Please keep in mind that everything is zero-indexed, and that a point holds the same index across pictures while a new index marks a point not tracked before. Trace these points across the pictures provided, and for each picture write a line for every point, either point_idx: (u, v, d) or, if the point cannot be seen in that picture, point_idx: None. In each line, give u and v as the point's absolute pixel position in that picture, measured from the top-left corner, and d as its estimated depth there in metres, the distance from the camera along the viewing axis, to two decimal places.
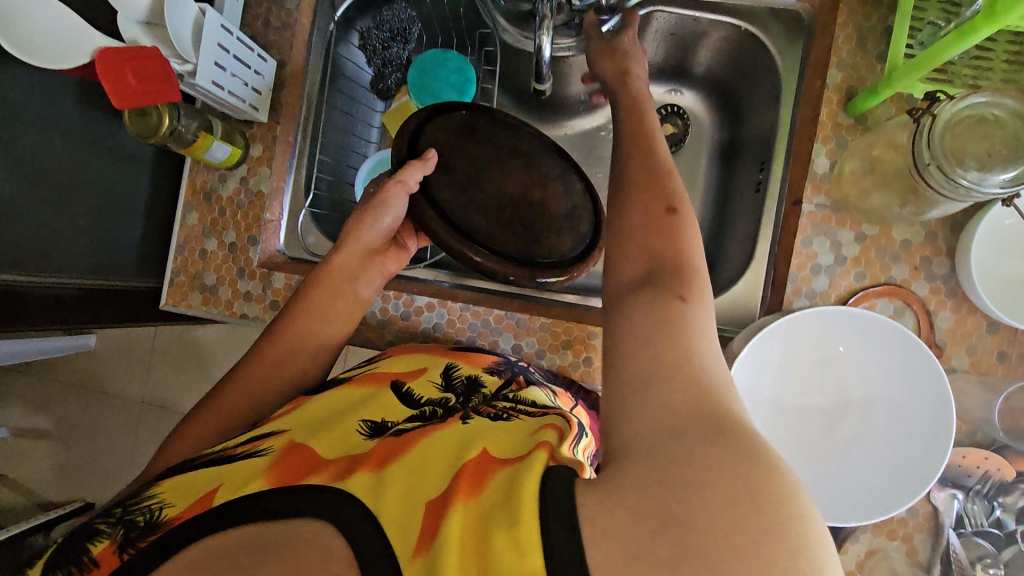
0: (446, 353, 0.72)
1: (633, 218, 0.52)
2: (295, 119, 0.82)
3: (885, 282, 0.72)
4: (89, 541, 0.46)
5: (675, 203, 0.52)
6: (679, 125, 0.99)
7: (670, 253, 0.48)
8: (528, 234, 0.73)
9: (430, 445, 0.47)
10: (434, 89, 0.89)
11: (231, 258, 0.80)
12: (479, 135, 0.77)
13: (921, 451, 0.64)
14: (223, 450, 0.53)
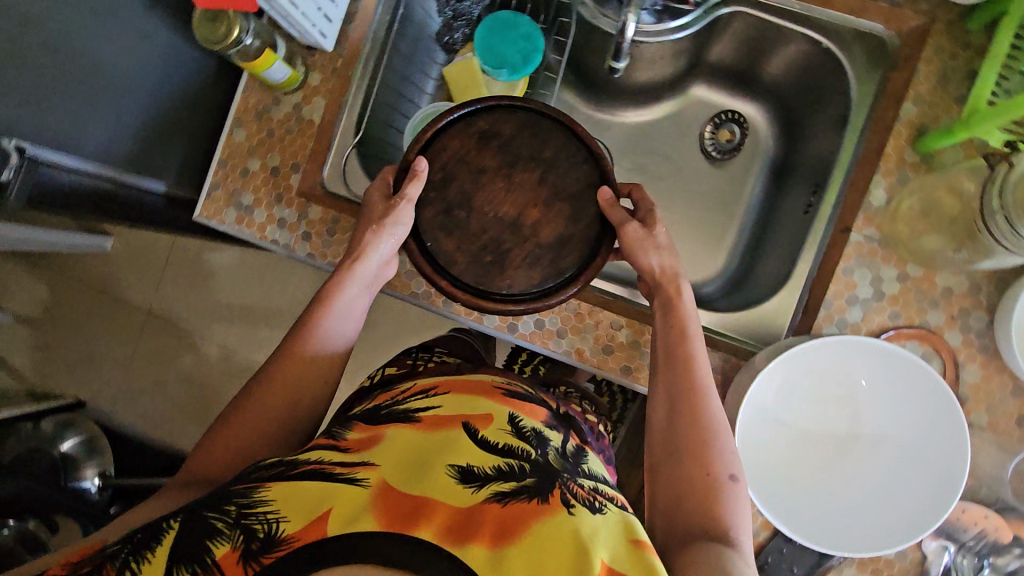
0: (506, 398, 0.67)
1: (688, 467, 0.59)
2: (360, 56, 0.80)
3: (920, 325, 0.71)
4: (208, 540, 0.49)
5: (734, 472, 0.58)
6: (737, 132, 0.98)
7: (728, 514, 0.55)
8: (494, 262, 0.69)
9: (550, 531, 0.49)
10: (499, 51, 0.87)
11: (271, 182, 0.80)
12: (501, 141, 0.71)
13: (922, 492, 0.65)
14: (319, 465, 0.55)
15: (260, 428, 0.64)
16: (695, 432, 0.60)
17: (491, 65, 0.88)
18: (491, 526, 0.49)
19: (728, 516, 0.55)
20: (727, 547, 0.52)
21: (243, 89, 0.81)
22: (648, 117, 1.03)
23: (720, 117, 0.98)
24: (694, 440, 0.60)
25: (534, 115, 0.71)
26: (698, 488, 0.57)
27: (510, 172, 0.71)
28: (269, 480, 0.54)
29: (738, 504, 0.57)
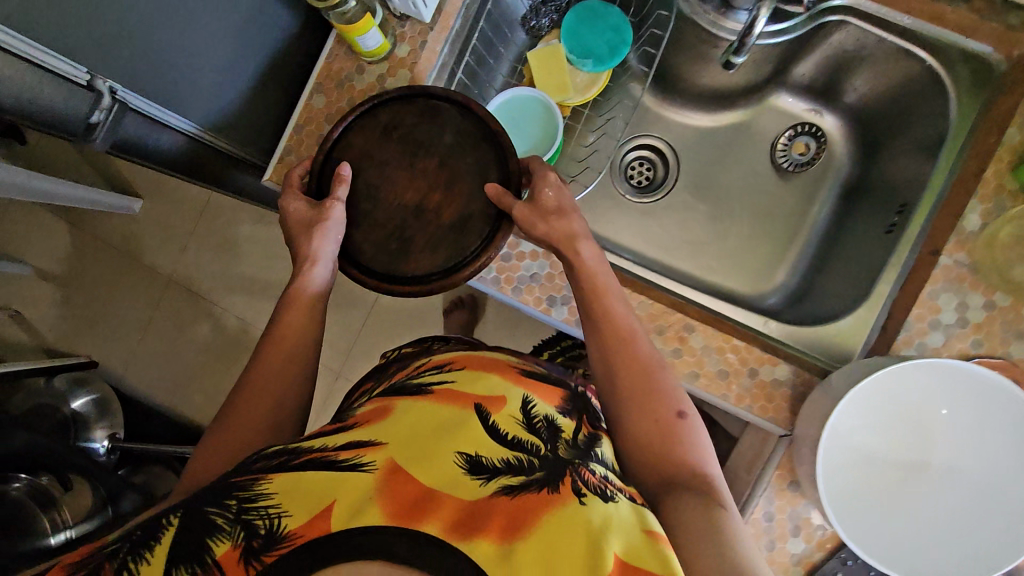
0: (523, 377, 0.67)
1: (641, 419, 0.60)
2: (450, 28, 0.80)
3: (1004, 357, 0.69)
4: (207, 537, 0.45)
5: (682, 408, 0.60)
6: (811, 146, 0.97)
7: (676, 459, 0.57)
8: (400, 250, 0.74)
9: (557, 525, 0.47)
10: (586, 42, 0.87)
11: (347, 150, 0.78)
12: (398, 132, 0.75)
13: (997, 532, 0.63)
14: (320, 453, 0.51)
15: (251, 420, 0.63)
16: (637, 385, 0.61)
17: (577, 55, 0.87)
18: (500, 520, 0.47)
19: (686, 453, 0.57)
20: (696, 499, 0.52)
21: (328, 55, 0.80)
22: (718, 122, 1.01)
23: (797, 129, 0.97)
24: (637, 396, 0.61)
25: (432, 100, 0.76)
26: (658, 445, 0.58)
27: (413, 159, 0.76)
28: (271, 469, 0.50)
29: (696, 442, 0.58)
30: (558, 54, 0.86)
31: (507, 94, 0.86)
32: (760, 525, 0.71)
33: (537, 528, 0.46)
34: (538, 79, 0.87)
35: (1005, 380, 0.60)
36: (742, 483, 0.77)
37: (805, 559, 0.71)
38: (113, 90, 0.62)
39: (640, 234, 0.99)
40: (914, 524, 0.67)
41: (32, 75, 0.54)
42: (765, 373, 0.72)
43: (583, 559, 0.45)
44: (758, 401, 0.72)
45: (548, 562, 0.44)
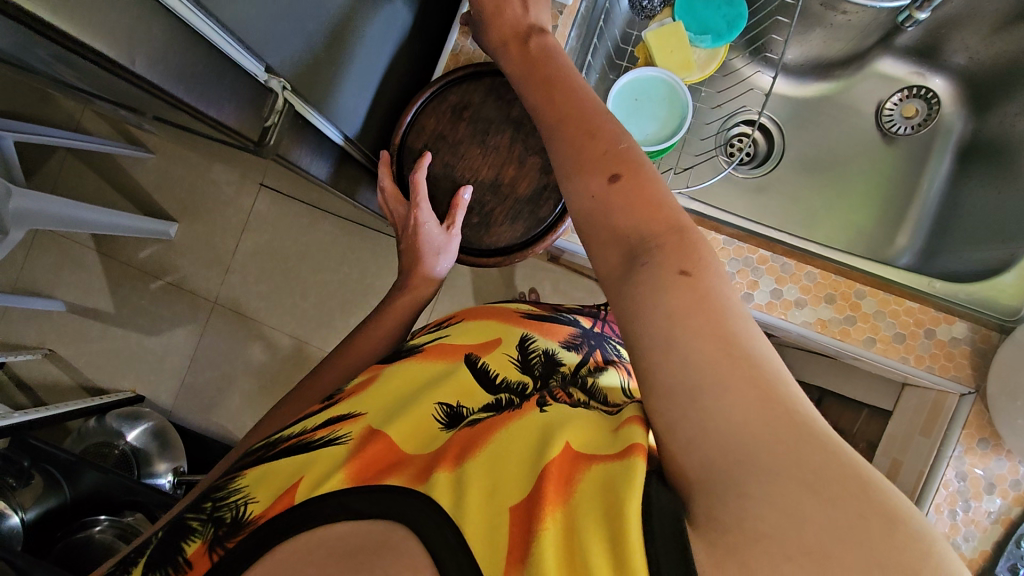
0: (520, 320, 0.68)
1: (583, 203, 0.45)
2: (576, 13, 0.79)
3: None
4: (183, 541, 0.45)
5: (617, 170, 0.44)
6: (922, 110, 0.97)
7: (641, 225, 0.41)
8: (482, 222, 0.75)
9: (508, 442, 0.44)
10: (702, 17, 0.85)
11: (481, 139, 0.75)
12: (470, 113, 0.74)
13: None
14: (299, 435, 0.51)
15: (292, 403, 0.61)
16: (581, 160, 0.45)
17: (696, 31, 0.85)
18: (451, 453, 0.44)
19: (646, 215, 0.42)
20: (652, 278, 0.38)
21: (453, 46, 0.79)
22: (818, 92, 1.00)
23: (906, 93, 0.97)
24: (580, 172, 0.45)
25: (501, 79, 0.74)
26: (598, 217, 0.43)
27: (485, 137, 0.75)
28: (249, 464, 0.50)
29: (649, 200, 0.42)
30: (681, 31, 0.82)
31: (632, 75, 0.82)
32: (953, 487, 0.71)
33: (490, 445, 0.44)
34: (658, 58, 0.84)
35: None
36: (917, 447, 0.76)
37: (1004, 516, 0.71)
38: (284, 89, 0.59)
39: (757, 210, 0.98)
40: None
41: (216, 69, 0.50)
42: (942, 333, 0.72)
43: (531, 462, 0.41)
44: (938, 361, 0.72)
45: (497, 470, 0.42)
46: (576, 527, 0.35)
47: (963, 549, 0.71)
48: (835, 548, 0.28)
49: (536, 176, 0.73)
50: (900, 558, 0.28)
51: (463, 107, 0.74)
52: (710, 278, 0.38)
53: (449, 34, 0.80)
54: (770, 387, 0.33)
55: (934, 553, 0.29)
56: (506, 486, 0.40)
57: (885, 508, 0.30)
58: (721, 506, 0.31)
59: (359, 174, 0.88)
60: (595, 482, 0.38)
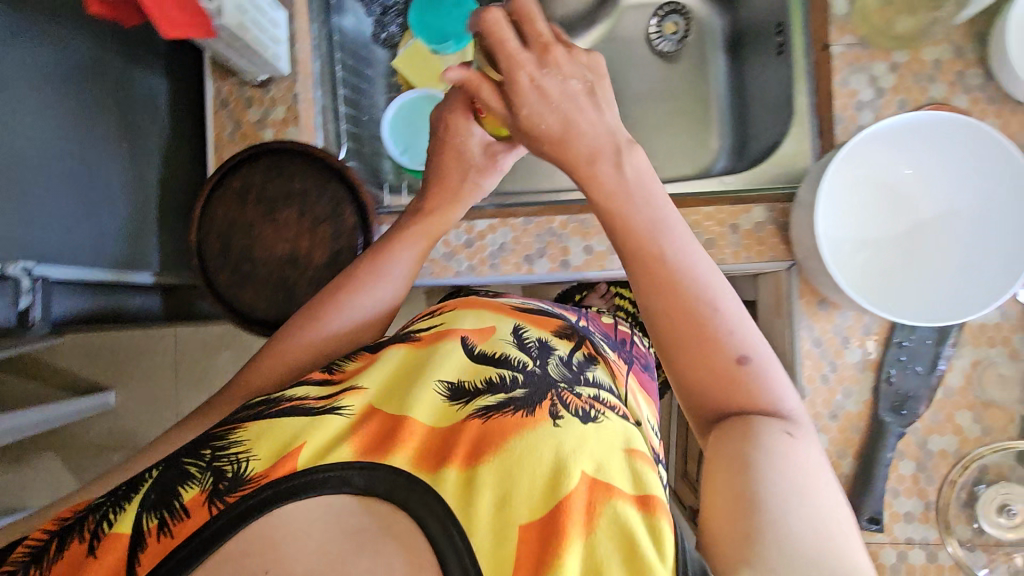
0: (514, 311, 0.68)
1: (688, 364, 0.44)
2: (313, 73, 0.79)
3: (928, 102, 0.74)
4: (176, 487, 0.42)
5: (746, 350, 0.43)
6: (681, 24, 1.01)
7: (749, 399, 0.43)
8: (285, 296, 0.74)
9: (524, 450, 0.46)
10: (440, 27, 0.88)
11: (265, 221, 0.75)
12: (254, 195, 0.75)
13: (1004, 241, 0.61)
14: (303, 400, 0.49)
15: (321, 322, 0.59)
16: (687, 336, 0.44)
17: (438, 41, 0.88)
18: (466, 446, 0.46)
19: (758, 399, 0.43)
20: (748, 429, 0.41)
21: (215, 150, 0.79)
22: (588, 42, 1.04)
23: (662, 11, 1.01)
24: (690, 347, 0.44)
25: (275, 156, 0.75)
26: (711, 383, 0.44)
27: (275, 215, 0.75)
28: (247, 418, 0.48)
29: (765, 386, 0.43)
30: (420, 53, 0.88)
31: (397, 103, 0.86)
32: (814, 355, 0.74)
33: (507, 443, 0.46)
34: (412, 75, 0.89)
35: (955, 115, 0.61)
36: (778, 329, 0.79)
37: (870, 361, 0.73)
38: (24, 269, 0.63)
39: None
40: (962, 265, 0.64)
41: None
42: (745, 222, 0.75)
43: (545, 485, 0.44)
44: (753, 248, 0.74)
45: (507, 479, 0.44)
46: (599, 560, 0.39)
47: (847, 407, 0.73)
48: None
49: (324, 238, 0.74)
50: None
51: (236, 202, 0.75)
52: (809, 442, 0.41)
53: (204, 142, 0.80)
54: (824, 520, 0.36)
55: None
56: (518, 496, 0.43)
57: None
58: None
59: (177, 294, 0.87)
60: (614, 520, 0.41)
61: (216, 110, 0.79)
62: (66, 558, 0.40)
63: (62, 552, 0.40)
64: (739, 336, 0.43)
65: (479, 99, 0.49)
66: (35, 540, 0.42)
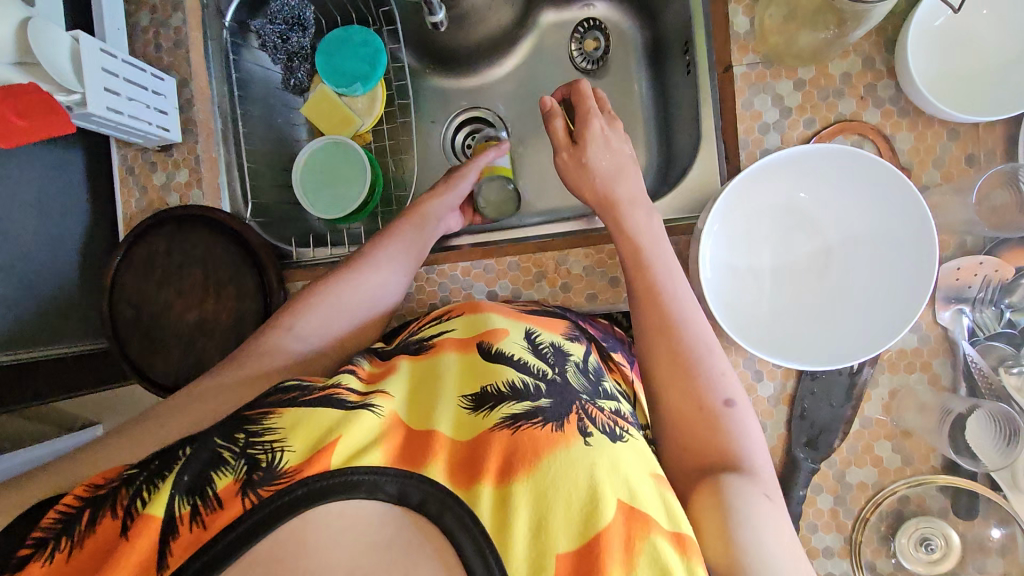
0: (524, 315, 0.64)
1: (675, 400, 0.53)
2: (216, 131, 0.81)
3: (836, 121, 0.69)
4: (211, 472, 0.42)
5: (731, 395, 0.52)
6: (601, 39, 0.95)
7: (725, 441, 0.50)
8: (199, 358, 0.78)
9: (567, 467, 0.45)
10: (344, 69, 0.87)
11: (173, 289, 0.79)
12: (161, 263, 0.78)
13: (908, 279, 0.58)
14: (331, 394, 0.49)
15: (321, 316, 0.62)
16: (680, 380, 0.53)
17: (343, 85, 0.88)
18: (495, 459, 0.46)
19: (733, 441, 0.50)
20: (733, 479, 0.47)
21: (125, 216, 0.82)
22: (517, 62, 0.98)
23: (582, 28, 0.95)
24: (681, 389, 0.52)
25: (180, 223, 0.78)
26: (701, 425, 0.51)
27: (181, 281, 0.79)
28: (282, 404, 0.47)
29: (737, 431, 0.51)
30: (326, 96, 0.88)
31: (304, 150, 0.87)
32: None
33: (541, 460, 0.45)
34: (321, 123, 0.89)
35: (844, 146, 0.57)
36: None
37: (783, 394, 0.71)
38: None
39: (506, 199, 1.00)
40: (864, 299, 0.61)
41: None
42: None
43: (582, 511, 0.44)
44: None
45: (545, 501, 0.44)
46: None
47: None
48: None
49: (235, 300, 0.79)
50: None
51: (141, 272, 0.78)
52: (780, 508, 0.46)
53: (116, 206, 0.83)
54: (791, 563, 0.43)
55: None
56: (552, 522, 0.43)
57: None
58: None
59: (89, 361, 0.84)
60: (654, 555, 0.42)
61: (124, 177, 0.81)
62: (97, 537, 0.40)
63: (95, 525, 0.40)
64: (723, 384, 0.52)
65: (552, 124, 0.69)
66: (67, 507, 0.41)
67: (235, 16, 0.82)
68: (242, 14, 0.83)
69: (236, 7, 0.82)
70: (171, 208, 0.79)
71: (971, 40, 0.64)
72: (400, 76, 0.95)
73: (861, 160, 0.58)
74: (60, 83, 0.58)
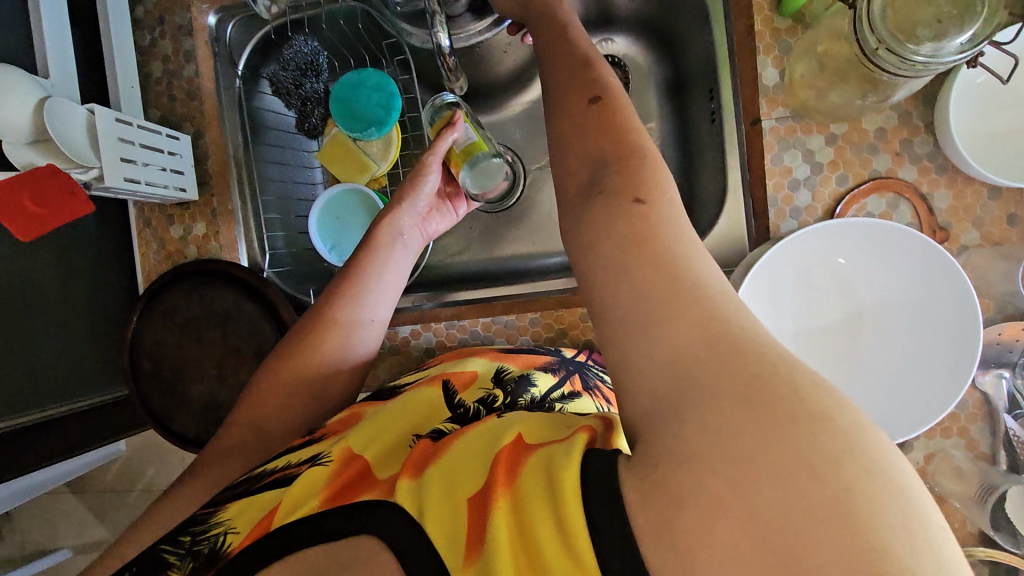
0: (492, 352, 0.66)
1: (562, 128, 0.43)
2: (231, 185, 0.79)
3: (870, 177, 0.67)
4: (161, 575, 0.45)
5: (596, 93, 0.43)
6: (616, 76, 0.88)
7: (610, 143, 0.40)
8: (220, 414, 0.78)
9: (472, 442, 0.42)
10: (359, 111, 0.81)
11: (192, 344, 0.78)
12: (180, 320, 0.78)
13: (945, 358, 0.59)
14: (284, 469, 0.49)
15: (304, 358, 0.58)
16: (572, 122, 0.43)
17: (358, 128, 0.82)
18: (413, 462, 0.43)
19: (621, 143, 0.40)
20: (620, 202, 0.36)
21: (143, 268, 0.81)
22: (539, 92, 0.91)
23: None
24: (575, 129, 0.42)
25: (196, 280, 0.77)
26: (571, 138, 0.42)
27: (199, 336, 0.78)
28: (232, 495, 0.49)
29: (616, 121, 0.41)
30: (341, 142, 0.85)
31: (320, 198, 0.85)
32: None
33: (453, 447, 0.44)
34: (336, 170, 0.86)
35: (889, 222, 0.60)
36: None
37: None
38: None
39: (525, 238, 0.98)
40: (895, 370, 0.62)
41: None
42: None
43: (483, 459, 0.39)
44: None
45: (453, 468, 0.40)
46: (522, 506, 0.33)
47: None
48: (776, 471, 0.26)
49: (254, 355, 0.78)
50: (882, 543, 0.25)
51: (163, 330, 0.78)
52: (664, 206, 0.36)
53: (134, 259, 0.83)
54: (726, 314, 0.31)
55: (932, 533, 0.26)
56: (461, 478, 0.38)
57: (862, 429, 0.27)
58: (655, 442, 0.29)
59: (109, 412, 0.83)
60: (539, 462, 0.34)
61: (141, 231, 0.81)
62: None
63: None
64: (598, 85, 0.43)
65: None
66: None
67: (247, 63, 0.79)
68: (253, 60, 0.80)
69: (249, 54, 0.79)
70: (186, 263, 0.78)
71: (1014, 104, 0.62)
72: (416, 127, 0.91)
73: (903, 238, 0.59)
74: (76, 162, 0.59)
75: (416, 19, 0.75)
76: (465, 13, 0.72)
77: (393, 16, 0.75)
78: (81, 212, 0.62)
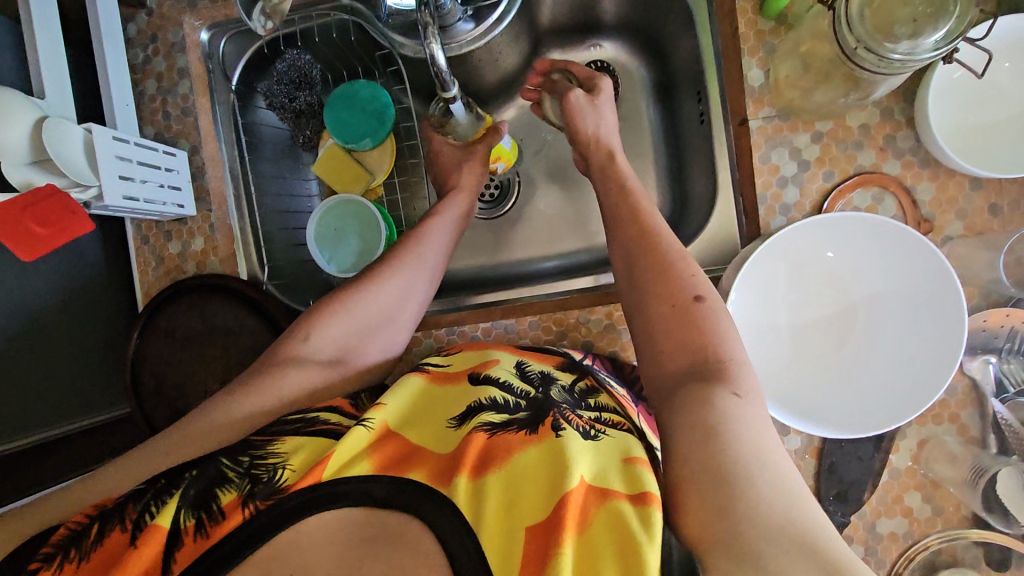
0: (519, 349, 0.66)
1: (656, 305, 0.53)
2: (229, 198, 0.80)
3: (856, 172, 0.69)
4: (217, 488, 0.44)
5: (701, 291, 0.52)
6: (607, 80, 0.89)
7: (705, 336, 0.49)
8: None
9: (532, 462, 0.46)
10: (354, 124, 0.83)
11: (193, 359, 0.78)
12: (181, 333, 0.78)
13: (934, 353, 0.60)
14: (335, 426, 0.50)
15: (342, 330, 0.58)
16: (665, 301, 0.52)
17: (354, 140, 0.84)
18: (473, 455, 0.47)
19: (716, 338, 0.49)
20: (710, 386, 0.45)
21: (142, 286, 0.81)
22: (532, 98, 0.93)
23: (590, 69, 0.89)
24: (665, 313, 0.52)
25: (195, 294, 0.78)
26: (660, 324, 0.52)
27: (200, 349, 0.78)
28: (288, 431, 0.49)
29: (716, 323, 0.50)
30: (337, 154, 0.86)
31: (319, 208, 0.86)
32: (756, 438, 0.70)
33: (512, 460, 0.47)
34: (333, 182, 0.87)
35: (896, 224, 0.60)
36: None
37: (811, 447, 0.70)
38: None
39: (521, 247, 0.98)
40: (886, 365, 0.63)
41: None
42: None
43: (546, 492, 0.44)
44: None
45: (514, 489, 0.45)
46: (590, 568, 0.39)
47: None
48: None
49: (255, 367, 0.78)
50: None
51: (166, 344, 0.78)
52: (753, 403, 0.45)
53: (133, 277, 0.83)
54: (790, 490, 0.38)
55: None
56: (521, 510, 0.43)
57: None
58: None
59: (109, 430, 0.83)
60: (612, 525, 0.41)
61: (139, 247, 0.81)
62: (103, 550, 0.42)
63: (103, 539, 0.42)
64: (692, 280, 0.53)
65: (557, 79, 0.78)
66: (75, 523, 0.44)
67: (241, 79, 0.80)
68: (249, 76, 0.81)
69: (242, 70, 0.80)
70: (187, 279, 0.79)
71: (990, 99, 0.64)
72: (411, 136, 0.92)
73: (913, 259, 0.61)
74: (73, 179, 0.60)
75: (408, 30, 0.76)
76: (457, 24, 0.72)
77: (383, 27, 0.76)
78: (79, 233, 0.61)
